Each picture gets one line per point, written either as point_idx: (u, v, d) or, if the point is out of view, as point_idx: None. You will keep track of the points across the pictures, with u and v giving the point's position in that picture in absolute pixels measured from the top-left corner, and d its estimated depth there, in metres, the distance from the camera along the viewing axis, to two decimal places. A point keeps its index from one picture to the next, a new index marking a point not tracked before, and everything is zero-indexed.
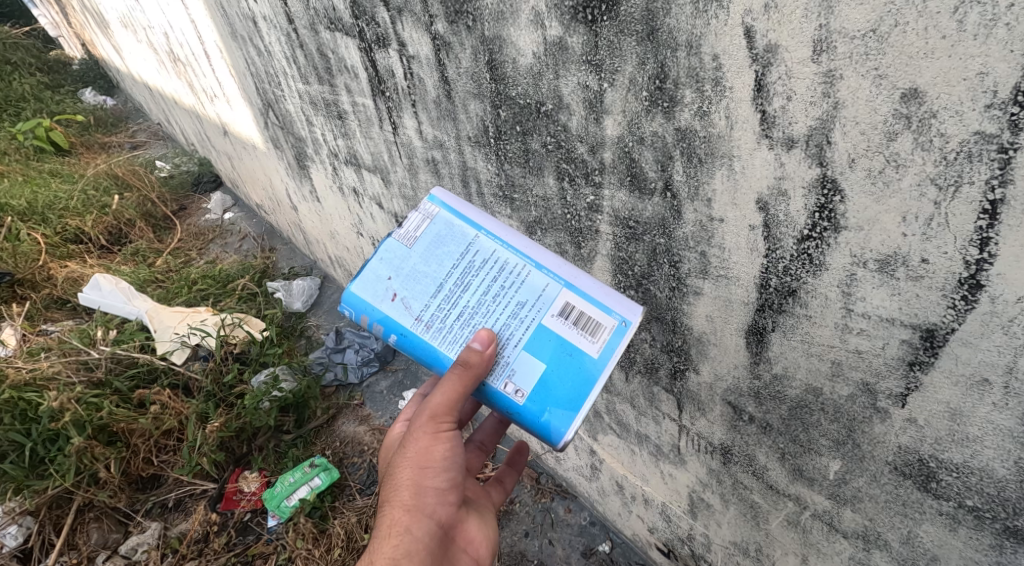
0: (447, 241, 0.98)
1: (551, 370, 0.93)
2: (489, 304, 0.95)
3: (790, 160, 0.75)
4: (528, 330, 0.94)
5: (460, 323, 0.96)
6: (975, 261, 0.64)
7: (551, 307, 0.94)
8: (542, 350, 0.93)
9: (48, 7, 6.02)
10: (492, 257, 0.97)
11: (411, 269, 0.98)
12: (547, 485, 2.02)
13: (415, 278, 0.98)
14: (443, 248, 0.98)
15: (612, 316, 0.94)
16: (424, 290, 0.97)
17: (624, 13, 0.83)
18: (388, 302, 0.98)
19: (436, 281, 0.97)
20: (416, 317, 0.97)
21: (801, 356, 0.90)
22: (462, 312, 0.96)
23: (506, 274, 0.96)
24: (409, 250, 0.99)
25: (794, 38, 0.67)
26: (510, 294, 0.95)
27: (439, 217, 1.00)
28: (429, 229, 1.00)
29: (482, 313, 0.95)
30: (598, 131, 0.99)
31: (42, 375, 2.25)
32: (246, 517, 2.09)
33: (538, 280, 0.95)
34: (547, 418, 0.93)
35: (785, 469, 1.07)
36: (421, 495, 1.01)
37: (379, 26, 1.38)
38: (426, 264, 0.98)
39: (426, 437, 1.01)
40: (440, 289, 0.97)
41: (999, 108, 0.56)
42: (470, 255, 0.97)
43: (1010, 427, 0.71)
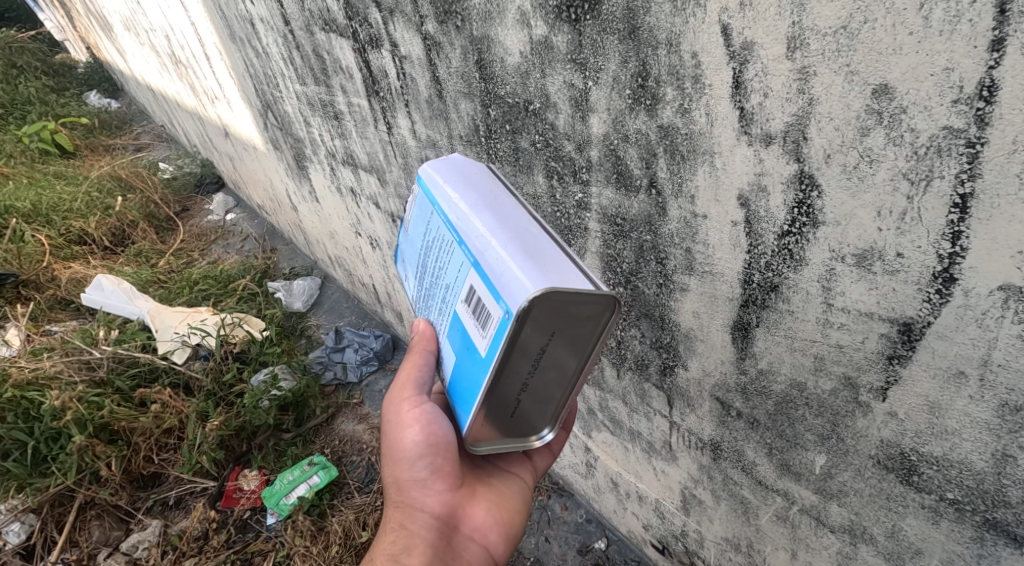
0: (417, 218, 0.95)
1: (458, 363, 0.88)
2: (432, 288, 0.93)
3: (768, 156, 0.76)
4: (446, 319, 0.90)
5: (422, 306, 0.99)
6: (947, 254, 0.65)
7: (460, 292, 0.84)
8: (454, 341, 0.89)
9: (53, 10, 6.07)
10: (434, 237, 0.90)
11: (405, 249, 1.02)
12: (544, 483, 2.03)
13: (405, 263, 1.02)
14: (417, 226, 0.95)
15: (498, 306, 0.76)
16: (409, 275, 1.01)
17: (606, 11, 0.84)
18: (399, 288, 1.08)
19: (411, 262, 0.99)
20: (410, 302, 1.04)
21: (785, 351, 0.91)
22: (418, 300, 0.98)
23: (439, 255, 0.89)
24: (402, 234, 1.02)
25: (768, 35, 0.67)
26: (441, 278, 0.89)
27: (417, 191, 0.95)
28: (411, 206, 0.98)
29: (428, 298, 0.95)
30: (584, 128, 1.00)
31: (44, 375, 2.28)
32: (245, 515, 2.10)
33: (456, 260, 0.84)
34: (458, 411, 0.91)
35: (773, 464, 1.07)
36: (404, 489, 1.02)
37: (372, 27, 1.40)
38: (408, 246, 1.00)
39: (394, 427, 1.01)
40: (414, 274, 0.99)
41: (965, 103, 0.57)
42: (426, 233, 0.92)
43: (987, 420, 0.71)
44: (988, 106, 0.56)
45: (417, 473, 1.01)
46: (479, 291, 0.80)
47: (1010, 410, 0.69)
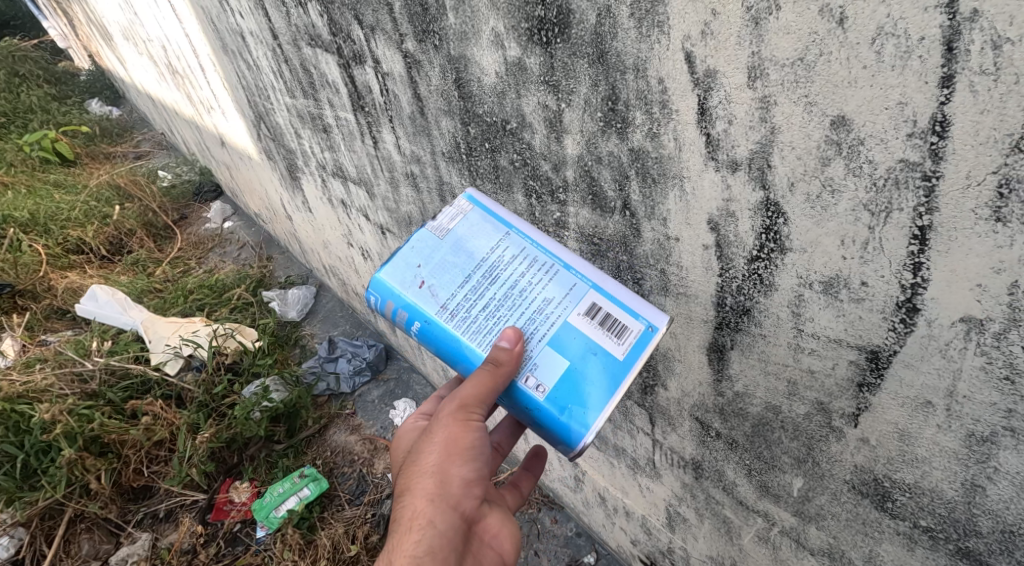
0: (477, 237, 0.94)
1: (575, 367, 0.87)
2: (520, 295, 0.90)
3: (735, 182, 0.75)
4: (552, 325, 0.88)
5: (484, 315, 0.90)
6: (910, 285, 0.65)
7: (577, 305, 0.89)
8: (566, 346, 0.87)
9: (57, 18, 6.10)
10: (522, 256, 0.92)
11: (441, 260, 0.93)
12: (534, 496, 2.00)
13: (442, 268, 0.92)
14: (474, 242, 0.93)
15: (638, 321, 0.90)
16: (451, 280, 0.91)
17: (575, 35, 0.83)
18: (412, 289, 0.92)
19: (463, 272, 0.92)
20: (441, 305, 0.91)
21: (759, 374, 0.89)
22: (489, 300, 0.90)
23: (534, 271, 0.91)
24: (438, 245, 0.94)
25: (729, 63, 0.68)
26: (537, 290, 0.90)
27: (473, 214, 0.96)
28: (462, 227, 0.95)
29: (506, 308, 0.90)
30: (559, 149, 0.99)
31: (35, 387, 2.28)
32: (235, 527, 2.10)
33: (565, 279, 0.91)
34: (567, 419, 0.87)
35: (752, 485, 1.05)
36: (446, 484, 0.90)
37: (355, 43, 1.38)
38: (455, 256, 0.93)
39: (456, 420, 0.91)
40: (468, 280, 0.91)
41: (919, 137, 0.57)
42: (499, 250, 0.93)
43: (955, 449, 0.71)
44: (942, 141, 0.56)
45: (465, 472, 0.91)
46: (610, 305, 0.90)
47: (976, 441, 0.68)
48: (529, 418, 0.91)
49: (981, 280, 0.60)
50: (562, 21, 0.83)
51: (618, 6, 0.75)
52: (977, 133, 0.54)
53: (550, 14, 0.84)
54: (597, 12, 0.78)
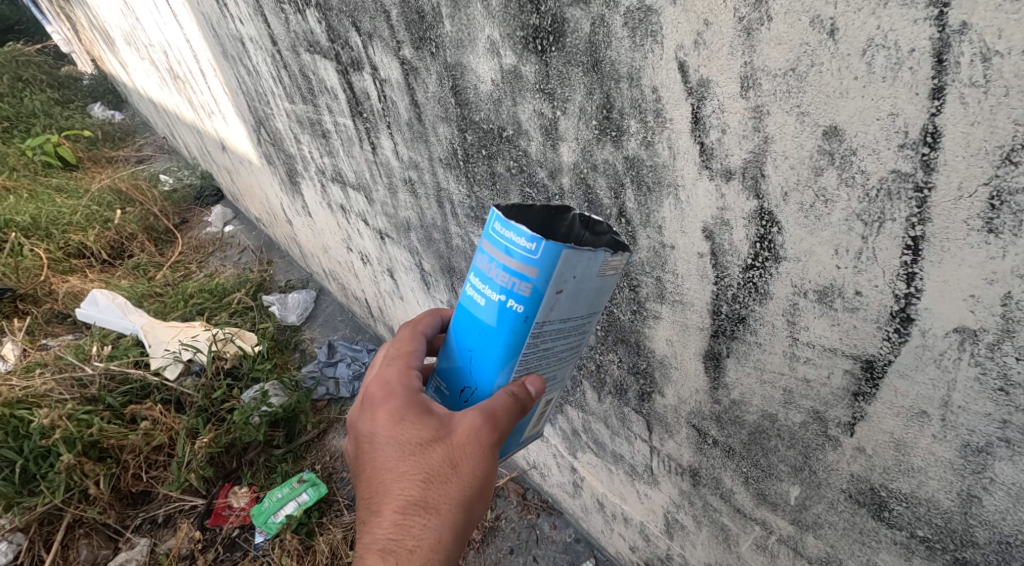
0: (603, 295, 0.81)
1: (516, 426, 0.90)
2: (559, 357, 0.85)
3: (729, 191, 0.75)
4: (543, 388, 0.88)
5: (545, 352, 0.81)
6: (903, 295, 0.65)
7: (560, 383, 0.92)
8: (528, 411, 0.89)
9: (60, 23, 6.12)
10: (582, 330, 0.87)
11: (584, 286, 0.76)
12: (533, 501, 1.99)
13: (577, 300, 0.77)
14: (598, 297, 0.81)
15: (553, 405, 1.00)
16: (566, 313, 0.77)
17: (570, 44, 0.83)
18: (553, 291, 0.72)
19: (575, 313, 0.79)
20: (543, 323, 0.76)
21: (755, 383, 0.89)
22: (552, 348, 0.82)
23: (578, 348, 0.88)
24: (595, 278, 0.76)
25: (722, 73, 0.68)
26: (565, 361, 0.87)
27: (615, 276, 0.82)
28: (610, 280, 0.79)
29: (551, 361, 0.84)
30: (555, 156, 0.98)
31: (35, 392, 2.28)
32: (233, 533, 2.09)
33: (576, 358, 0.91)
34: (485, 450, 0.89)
35: (749, 493, 1.04)
36: (466, 518, 0.82)
37: (353, 50, 1.38)
38: (586, 298, 0.79)
39: (493, 452, 0.81)
40: (569, 321, 0.80)
41: (911, 148, 0.58)
42: (589, 319, 0.84)
43: (950, 459, 0.70)
44: (933, 152, 0.57)
45: (482, 505, 0.84)
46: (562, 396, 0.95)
47: (971, 451, 0.68)
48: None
49: (974, 291, 0.60)
50: (557, 30, 0.83)
51: (611, 15, 0.76)
52: (969, 144, 0.55)
53: (544, 23, 0.84)
54: (591, 21, 0.78)
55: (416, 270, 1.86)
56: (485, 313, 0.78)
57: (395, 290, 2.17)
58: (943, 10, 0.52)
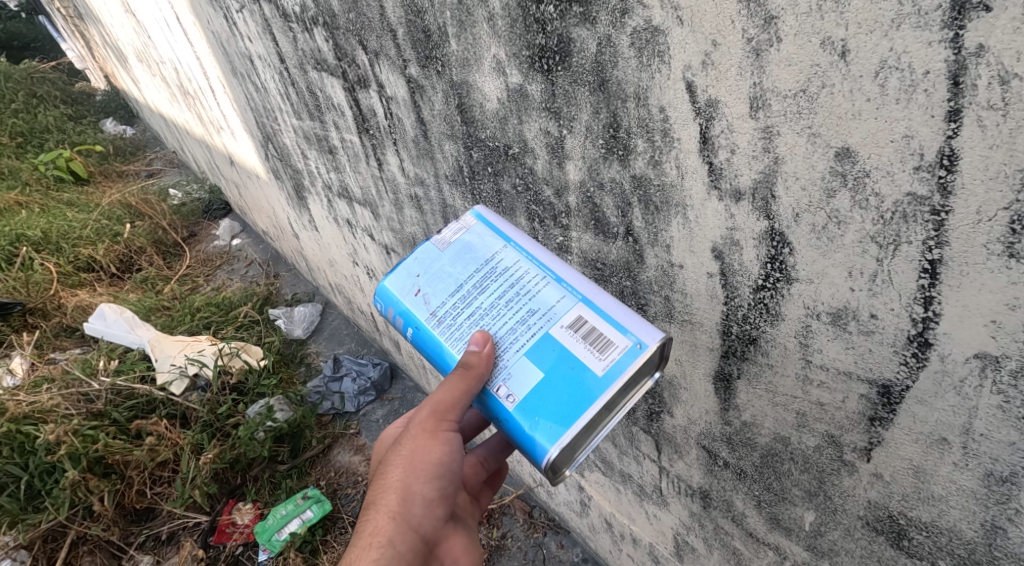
0: (476, 247, 0.93)
1: (548, 380, 0.81)
2: (506, 306, 0.86)
3: (738, 212, 0.74)
4: (532, 335, 0.84)
5: (470, 320, 0.88)
6: (921, 319, 0.63)
7: (561, 317, 0.84)
8: (540, 357, 0.83)
9: (74, 40, 6.19)
10: (513, 268, 0.89)
11: (438, 269, 0.92)
12: (540, 519, 1.96)
13: (441, 276, 0.91)
14: (471, 253, 0.92)
15: (626, 337, 0.82)
16: (444, 288, 0.90)
17: (576, 63, 0.82)
18: (409, 296, 0.92)
19: (455, 281, 0.90)
20: (431, 312, 0.90)
21: (766, 405, 0.87)
22: (479, 307, 0.88)
23: (523, 281, 0.88)
24: (439, 255, 0.93)
25: (732, 94, 0.68)
26: (522, 301, 0.86)
27: (475, 225, 0.95)
28: (463, 237, 0.94)
29: (492, 315, 0.87)
30: (561, 175, 0.97)
31: (41, 408, 2.28)
32: (237, 550, 2.08)
33: (554, 291, 0.86)
34: (533, 431, 0.80)
35: (762, 517, 1.02)
36: (407, 501, 0.89)
37: (360, 68, 1.38)
38: (453, 265, 0.92)
39: (425, 432, 0.90)
40: (460, 289, 0.90)
41: (927, 170, 0.57)
42: (494, 261, 0.90)
43: (973, 488, 0.68)
44: (950, 175, 0.56)
45: (427, 490, 0.90)
46: (597, 320, 0.83)
47: (996, 480, 0.66)
48: (492, 420, 0.87)
49: (995, 317, 0.58)
50: (563, 50, 0.83)
51: (618, 36, 0.75)
52: (987, 167, 0.54)
53: (550, 43, 0.84)
54: (598, 41, 0.78)
55: None
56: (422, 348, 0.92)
57: None
58: (959, 32, 0.51)
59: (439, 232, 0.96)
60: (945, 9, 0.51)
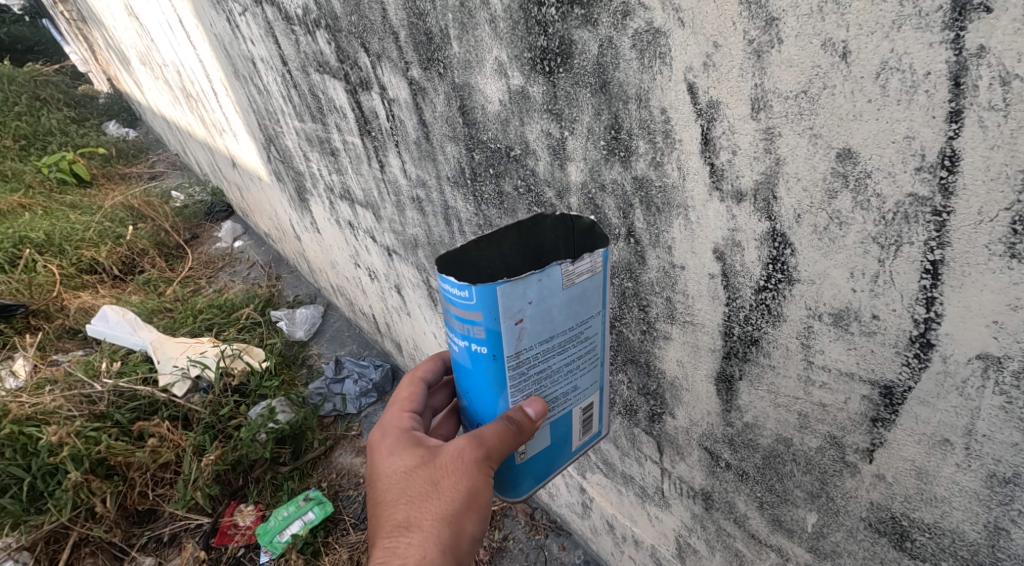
0: (582, 307, 0.82)
1: (547, 449, 0.92)
2: (564, 377, 0.87)
3: (740, 213, 0.74)
4: (562, 409, 0.90)
5: (536, 377, 0.83)
6: (923, 320, 0.63)
7: (585, 399, 0.92)
8: (557, 430, 0.91)
9: (78, 44, 6.22)
10: (589, 341, 0.86)
11: (548, 307, 0.78)
12: (541, 521, 1.95)
13: (546, 317, 0.78)
14: (578, 309, 0.81)
15: (600, 425, 0.99)
16: (541, 334, 0.79)
17: (578, 65, 0.83)
18: (510, 319, 0.75)
19: (552, 330, 0.80)
20: (517, 353, 0.79)
21: (769, 406, 0.87)
22: (548, 367, 0.84)
23: (587, 359, 0.88)
24: (559, 291, 0.77)
25: (733, 95, 0.68)
26: (576, 375, 0.88)
27: (598, 278, 0.81)
28: (583, 285, 0.80)
29: (551, 381, 0.85)
30: (563, 176, 0.97)
31: (44, 409, 2.29)
32: (238, 552, 2.06)
33: (595, 374, 0.91)
34: (517, 481, 0.93)
35: (764, 518, 1.02)
36: (456, 535, 0.86)
37: (362, 70, 1.38)
38: (558, 312, 0.79)
39: (480, 471, 0.85)
40: (549, 341, 0.81)
41: (928, 171, 0.57)
42: (584, 329, 0.84)
43: (975, 489, 0.68)
44: (952, 176, 0.56)
45: (476, 527, 0.88)
46: (596, 406, 0.96)
47: (999, 481, 0.66)
48: None
49: (997, 317, 0.58)
50: (565, 51, 0.83)
51: (620, 38, 0.75)
52: (988, 168, 0.54)
53: (552, 44, 0.84)
54: (599, 42, 0.78)
55: (423, 286, 1.85)
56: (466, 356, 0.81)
57: (402, 307, 2.16)
58: (960, 34, 0.51)
59: (574, 263, 0.77)
60: (946, 11, 0.51)
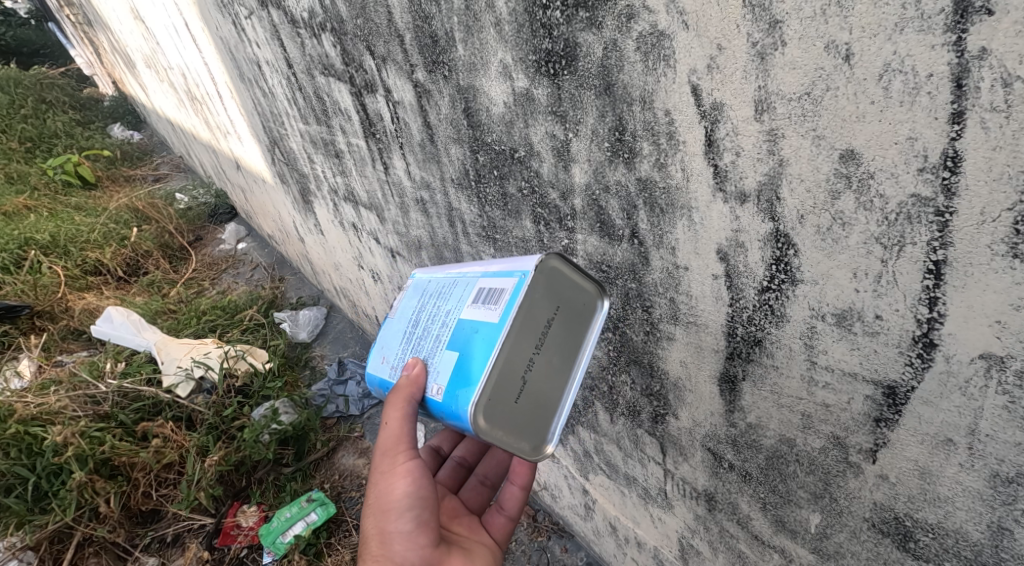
0: (411, 296, 1.08)
1: (460, 357, 0.87)
2: (431, 323, 0.98)
3: (743, 214, 0.75)
4: (449, 330, 0.92)
5: (411, 352, 0.99)
6: (926, 320, 0.64)
7: (466, 300, 0.92)
8: (455, 340, 0.90)
9: (83, 48, 6.25)
10: (433, 292, 1.02)
11: (389, 331, 1.08)
12: (544, 523, 1.95)
13: (392, 336, 1.06)
14: (410, 303, 1.08)
15: (512, 277, 0.86)
16: (393, 342, 1.05)
17: (582, 67, 0.83)
18: (374, 365, 1.08)
19: (400, 330, 1.05)
20: (388, 366, 1.04)
21: (772, 407, 0.87)
22: (413, 337, 1.00)
23: (440, 294, 0.99)
24: (390, 320, 1.10)
25: (736, 97, 0.68)
26: (441, 308, 0.97)
27: (412, 283, 1.11)
28: (403, 298, 1.11)
29: (423, 336, 0.98)
30: (567, 178, 0.98)
31: (49, 409, 2.30)
32: (241, 553, 2.08)
33: (461, 284, 0.96)
34: (457, 403, 0.85)
35: (767, 519, 1.02)
36: (385, 538, 0.96)
37: (367, 73, 1.39)
38: (398, 322, 1.07)
39: (382, 472, 1.00)
40: (403, 334, 1.04)
41: (931, 172, 0.57)
42: (423, 296, 1.04)
43: (979, 489, 0.68)
44: (954, 176, 0.56)
45: (404, 523, 0.98)
46: (488, 283, 0.89)
47: (1002, 481, 0.66)
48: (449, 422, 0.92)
49: (1000, 317, 0.59)
50: (569, 54, 0.84)
51: (624, 40, 0.76)
52: (991, 169, 0.54)
53: (557, 47, 0.85)
54: (603, 45, 0.79)
55: None
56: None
57: None
58: (961, 36, 0.52)
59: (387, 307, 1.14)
60: (948, 13, 0.52)
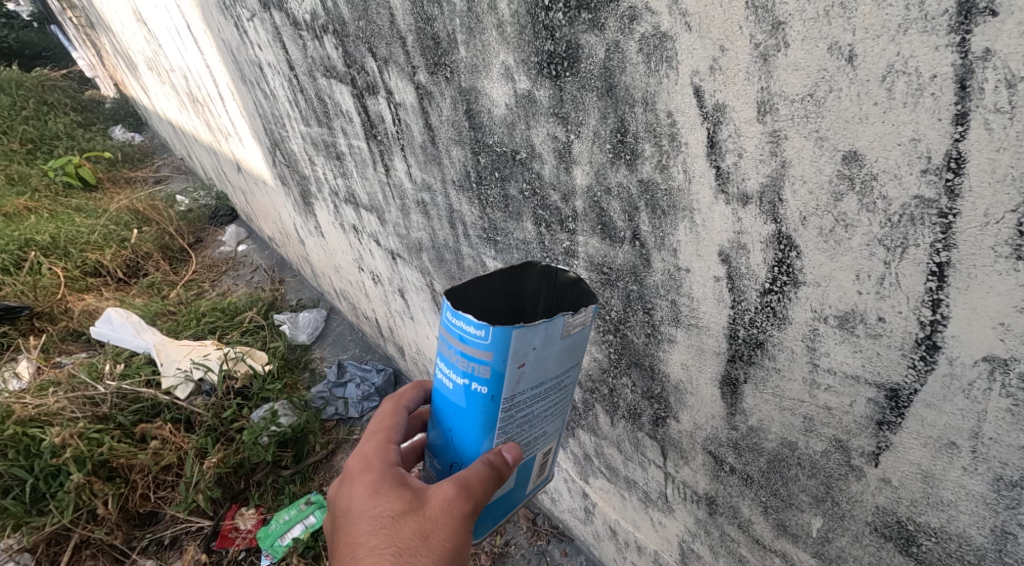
0: (577, 349, 0.80)
1: (513, 492, 0.90)
2: (542, 421, 0.84)
3: (745, 216, 0.75)
4: (533, 453, 0.87)
5: (520, 420, 0.80)
6: (929, 322, 0.63)
7: (552, 445, 0.91)
8: (524, 474, 0.89)
9: (85, 50, 6.25)
10: (569, 389, 0.85)
11: (549, 353, 0.75)
12: (544, 527, 1.94)
13: (544, 365, 0.76)
14: (572, 353, 0.79)
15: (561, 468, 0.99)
16: (538, 377, 0.77)
17: (584, 69, 0.83)
18: (514, 362, 0.72)
19: (545, 377, 0.78)
20: (512, 396, 0.76)
21: (774, 409, 0.87)
22: (531, 415, 0.82)
23: (563, 406, 0.86)
24: (559, 339, 0.75)
25: (739, 98, 0.68)
26: (550, 423, 0.86)
27: (587, 330, 0.80)
28: (576, 335, 0.78)
29: (530, 427, 0.83)
30: (568, 179, 0.98)
31: (47, 411, 2.30)
32: (238, 556, 2.05)
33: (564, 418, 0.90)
34: (482, 524, 0.89)
35: (769, 523, 1.01)
36: None
37: (369, 75, 1.39)
38: (554, 360, 0.77)
39: (467, 526, 0.80)
40: (541, 387, 0.78)
41: (934, 173, 0.57)
42: (572, 372, 0.82)
43: (982, 493, 0.68)
44: (957, 178, 0.56)
45: None
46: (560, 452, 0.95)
47: (1005, 485, 0.65)
48: None
49: (1003, 319, 0.58)
50: (571, 56, 0.84)
51: (626, 41, 0.76)
52: (994, 170, 0.54)
53: (559, 49, 0.85)
54: (606, 47, 0.79)
55: (427, 291, 1.85)
56: (455, 394, 0.79)
57: (404, 311, 2.16)
58: (965, 37, 0.52)
59: (576, 315, 0.75)
60: (951, 14, 0.51)
